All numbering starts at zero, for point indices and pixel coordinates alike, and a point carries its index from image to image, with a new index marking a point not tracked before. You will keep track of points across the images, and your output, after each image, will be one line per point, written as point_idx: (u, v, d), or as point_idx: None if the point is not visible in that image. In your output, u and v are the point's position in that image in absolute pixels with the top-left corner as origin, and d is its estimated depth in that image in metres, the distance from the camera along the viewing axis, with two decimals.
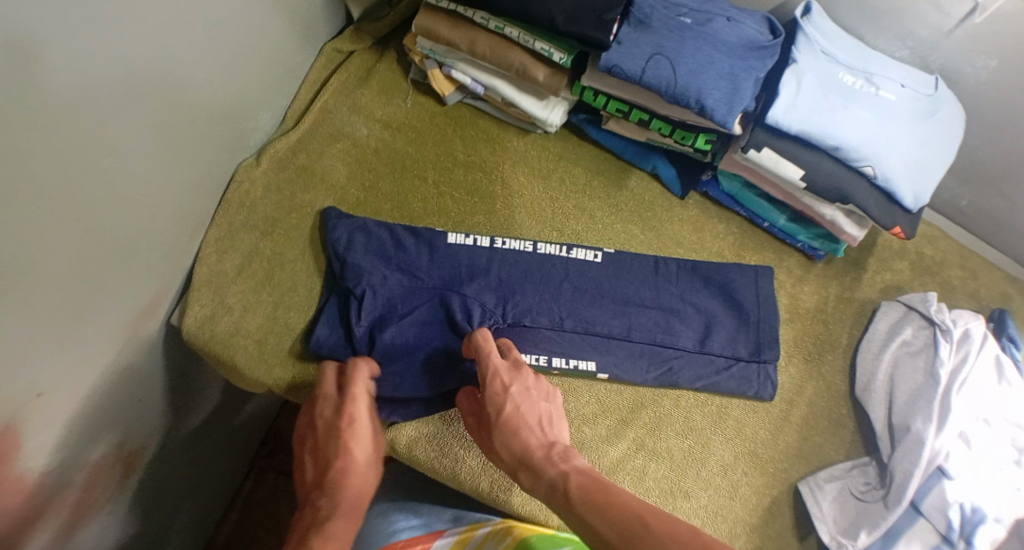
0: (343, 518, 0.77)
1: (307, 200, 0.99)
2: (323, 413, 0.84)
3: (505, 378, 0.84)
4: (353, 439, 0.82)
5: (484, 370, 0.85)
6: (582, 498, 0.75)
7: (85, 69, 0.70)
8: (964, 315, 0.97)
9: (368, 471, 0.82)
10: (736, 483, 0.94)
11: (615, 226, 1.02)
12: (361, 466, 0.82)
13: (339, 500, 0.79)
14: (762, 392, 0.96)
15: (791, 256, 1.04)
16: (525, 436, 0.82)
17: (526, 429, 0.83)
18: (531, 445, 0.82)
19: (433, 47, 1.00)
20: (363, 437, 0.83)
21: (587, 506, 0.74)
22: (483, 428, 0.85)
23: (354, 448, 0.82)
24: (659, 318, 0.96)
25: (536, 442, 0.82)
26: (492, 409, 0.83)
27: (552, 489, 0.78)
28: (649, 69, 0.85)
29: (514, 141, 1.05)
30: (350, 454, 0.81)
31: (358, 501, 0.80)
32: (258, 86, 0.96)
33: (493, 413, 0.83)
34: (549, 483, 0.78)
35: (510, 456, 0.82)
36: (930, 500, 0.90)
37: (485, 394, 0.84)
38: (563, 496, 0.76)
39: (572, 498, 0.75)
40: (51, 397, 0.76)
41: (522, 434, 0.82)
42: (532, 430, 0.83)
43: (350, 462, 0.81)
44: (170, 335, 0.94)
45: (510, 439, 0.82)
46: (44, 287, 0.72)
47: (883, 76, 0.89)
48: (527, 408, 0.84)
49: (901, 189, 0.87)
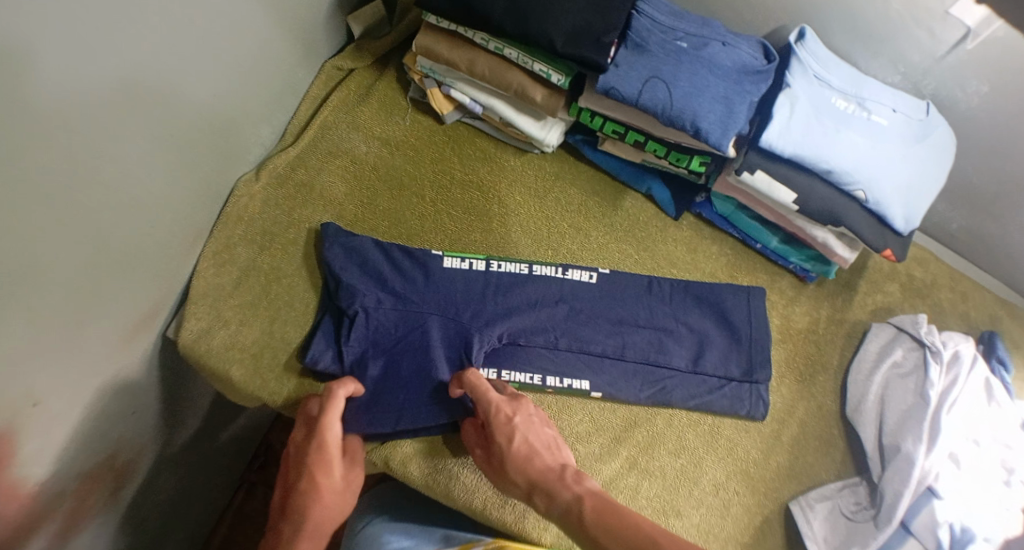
0: (302, 544, 0.79)
1: (305, 216, 0.99)
2: (295, 442, 0.85)
3: (507, 409, 0.85)
4: (320, 463, 0.82)
5: (484, 406, 0.85)
6: (597, 520, 0.75)
7: (89, 78, 0.71)
8: (953, 336, 0.99)
9: (336, 498, 0.82)
10: (728, 502, 0.95)
11: (610, 246, 1.03)
12: (332, 494, 0.82)
13: (300, 527, 0.80)
14: (754, 411, 0.96)
15: (784, 277, 1.06)
16: (537, 461, 0.82)
17: (536, 454, 0.83)
18: (543, 469, 0.82)
19: (433, 67, 1.01)
20: (332, 460, 0.82)
21: (600, 528, 0.75)
22: (492, 455, 0.85)
23: (319, 473, 0.82)
24: (653, 337, 0.96)
25: (547, 465, 0.82)
26: (500, 440, 0.84)
27: (567, 511, 0.78)
28: (646, 92, 0.87)
29: (510, 161, 1.06)
30: (318, 483, 0.81)
31: (321, 527, 0.81)
32: (259, 101, 0.97)
33: (501, 446, 0.83)
34: (564, 505, 0.78)
35: (523, 480, 0.82)
36: (921, 519, 0.91)
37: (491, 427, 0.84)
38: (579, 518, 0.76)
39: (588, 520, 0.76)
40: (47, 406, 0.77)
41: (533, 458, 0.83)
42: (542, 455, 0.83)
43: (315, 488, 0.81)
44: (166, 347, 0.95)
45: (522, 465, 0.82)
46: (42, 296, 0.73)
47: (875, 101, 0.90)
48: (534, 436, 0.85)
49: (892, 212, 0.88)
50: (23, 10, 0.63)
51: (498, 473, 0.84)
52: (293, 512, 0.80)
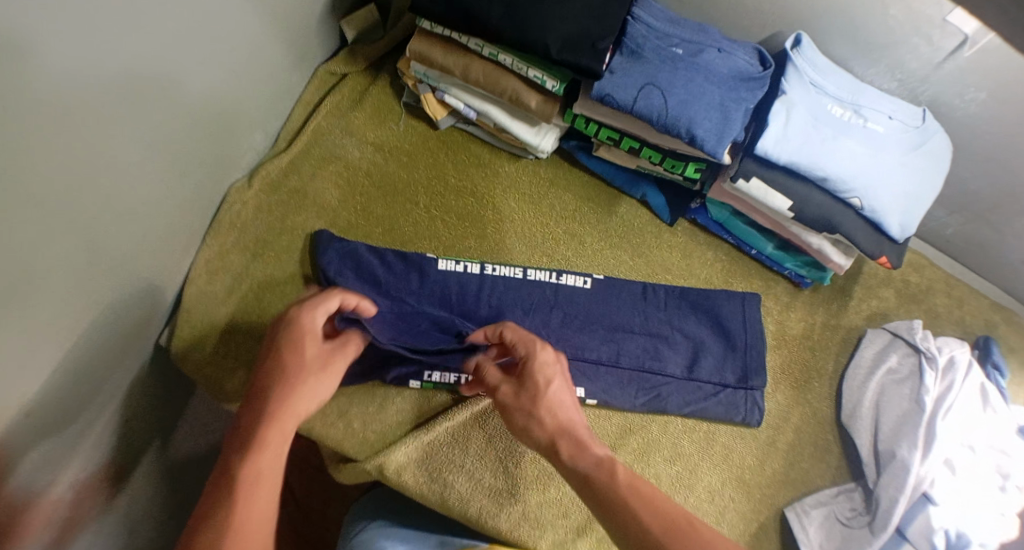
0: (268, 422, 0.69)
1: (298, 222, 0.99)
2: (271, 326, 0.78)
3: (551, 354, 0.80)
4: (291, 339, 0.76)
5: (528, 348, 0.80)
6: (631, 485, 0.69)
7: (84, 86, 0.70)
8: (948, 342, 0.99)
9: (313, 379, 0.75)
10: (723, 509, 0.94)
11: (605, 253, 1.03)
12: (302, 382, 0.74)
13: (267, 404, 0.71)
14: (750, 417, 0.96)
15: (779, 283, 1.06)
16: (568, 411, 0.77)
17: (566, 403, 0.77)
18: (572, 421, 0.76)
19: (427, 72, 1.00)
20: (309, 338, 0.76)
21: (633, 494, 0.68)
22: (522, 392, 0.78)
23: (290, 349, 0.75)
24: (648, 344, 0.96)
25: (576, 419, 0.77)
26: (537, 379, 0.78)
27: (597, 467, 0.72)
28: (641, 99, 0.86)
29: (504, 166, 1.06)
30: (286, 363, 0.74)
31: (293, 406, 0.71)
32: (252, 107, 0.96)
33: (536, 386, 0.78)
34: (594, 461, 0.72)
35: (550, 425, 0.76)
36: (916, 525, 0.90)
37: (531, 367, 0.79)
38: (611, 478, 0.70)
39: (620, 483, 0.70)
40: (41, 415, 0.76)
41: (566, 407, 0.77)
42: (572, 408, 0.77)
43: (284, 365, 0.74)
44: (159, 355, 0.94)
45: (553, 409, 0.76)
46: (38, 305, 0.72)
47: (872, 109, 0.90)
48: (567, 387, 0.79)
49: (888, 219, 0.88)
50: (18, 20, 0.62)
51: (524, 414, 0.77)
52: (254, 400, 0.72)
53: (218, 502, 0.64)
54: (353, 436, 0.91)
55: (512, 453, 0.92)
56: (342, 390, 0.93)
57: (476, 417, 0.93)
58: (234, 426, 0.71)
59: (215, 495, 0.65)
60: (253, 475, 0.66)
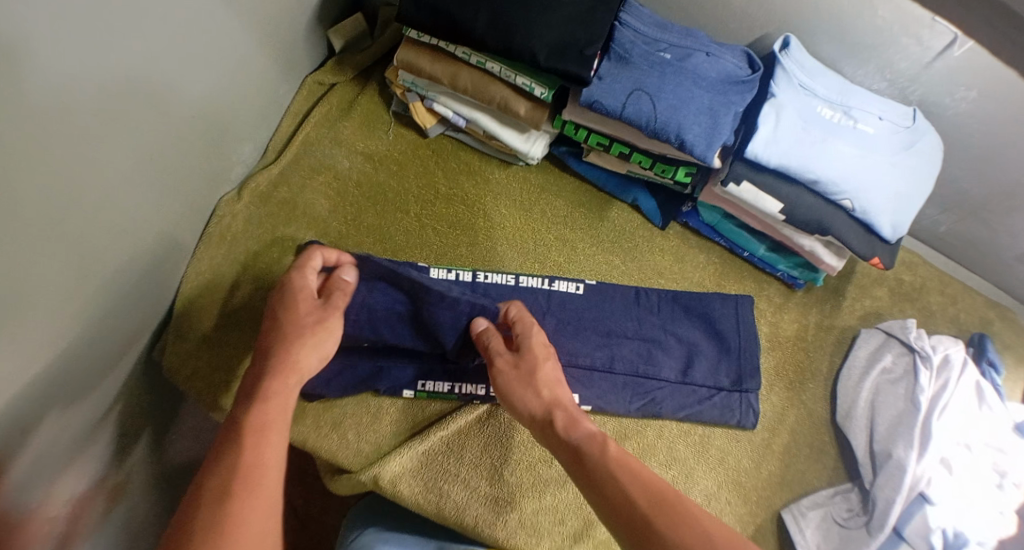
0: (270, 376, 0.71)
1: (289, 233, 0.99)
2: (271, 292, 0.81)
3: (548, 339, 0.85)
4: (289, 300, 0.78)
5: (530, 327, 0.85)
6: (618, 456, 0.70)
7: (69, 106, 0.70)
8: (943, 340, 0.98)
9: (312, 331, 0.75)
10: (720, 512, 0.94)
11: (596, 258, 1.03)
12: (301, 334, 0.75)
13: (270, 359, 0.73)
14: (745, 420, 0.96)
15: (772, 285, 1.05)
16: (562, 389, 0.80)
17: (559, 382, 0.81)
18: (565, 399, 0.79)
19: (415, 81, 1.00)
20: (304, 297, 0.79)
21: (620, 464, 0.70)
22: (520, 365, 0.81)
23: (289, 308, 0.77)
24: (642, 348, 0.96)
25: (568, 398, 0.80)
26: (536, 355, 0.82)
27: (587, 438, 0.73)
28: (630, 105, 0.86)
29: (495, 173, 1.06)
30: (284, 322, 0.76)
31: (293, 358, 0.73)
32: (240, 119, 0.96)
33: (535, 360, 0.81)
34: (584, 432, 0.74)
35: (545, 396, 0.79)
36: (913, 525, 0.91)
37: (533, 344, 0.83)
38: (600, 449, 0.72)
39: (608, 453, 0.71)
40: (37, 436, 0.75)
41: (559, 385, 0.80)
42: (564, 388, 0.81)
43: (285, 322, 0.76)
44: (152, 369, 0.94)
45: (548, 384, 0.80)
46: (30, 325, 0.72)
47: (862, 110, 0.90)
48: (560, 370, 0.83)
49: (879, 221, 0.88)
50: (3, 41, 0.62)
51: (522, 385, 0.80)
52: (259, 358, 0.73)
53: (227, 446, 0.65)
54: (347, 447, 0.91)
55: (507, 461, 0.92)
56: (336, 402, 0.93)
57: (471, 426, 0.93)
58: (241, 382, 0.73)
59: (221, 442, 0.66)
60: (259, 422, 0.67)
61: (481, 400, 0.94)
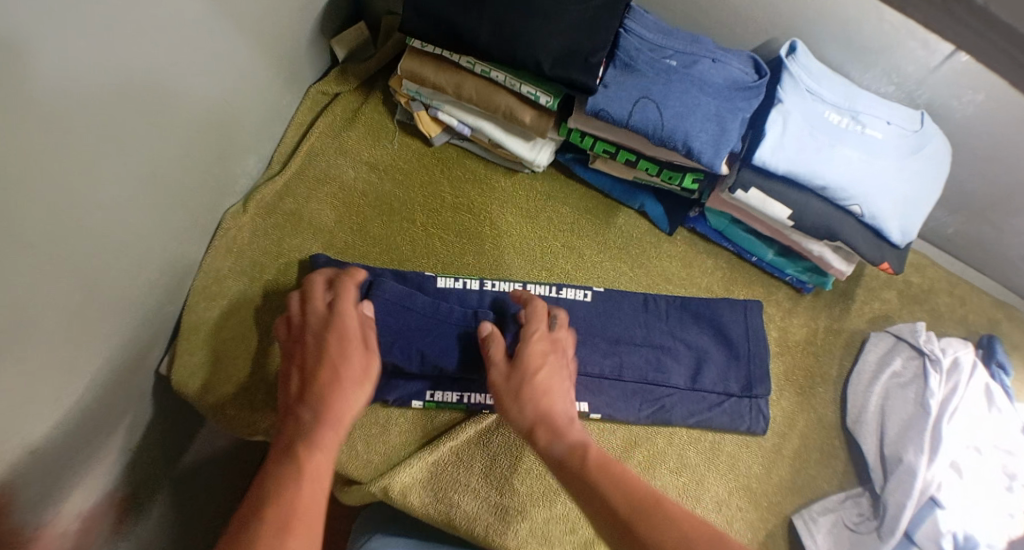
0: (325, 429, 0.71)
1: (295, 245, 0.98)
2: (311, 330, 0.79)
3: (549, 343, 0.82)
4: (342, 349, 0.76)
5: (528, 333, 0.82)
6: (599, 468, 0.70)
7: (71, 126, 0.69)
8: (952, 342, 0.98)
9: (362, 387, 0.75)
10: (731, 518, 0.94)
11: (604, 265, 1.02)
12: (352, 388, 0.75)
13: (322, 411, 0.72)
14: (755, 426, 0.96)
15: (780, 289, 1.05)
16: (555, 401, 0.78)
17: (556, 394, 0.78)
18: (558, 410, 0.77)
19: (419, 90, 1.00)
20: (356, 346, 0.77)
21: (600, 475, 0.69)
22: (511, 376, 0.79)
23: (343, 359, 0.76)
24: (651, 356, 0.95)
25: (563, 409, 0.77)
26: (530, 364, 0.79)
27: (570, 452, 0.73)
28: (636, 114, 0.86)
29: (501, 181, 1.06)
30: (336, 371, 0.75)
31: (344, 412, 0.73)
32: (245, 131, 0.96)
33: (528, 371, 0.79)
34: (568, 445, 0.73)
35: (533, 410, 0.77)
36: (923, 529, 0.90)
37: (527, 352, 0.80)
38: (581, 462, 0.71)
39: (589, 465, 0.70)
40: (44, 453, 0.75)
41: (552, 396, 0.78)
42: (560, 398, 0.78)
43: (338, 373, 0.75)
44: (161, 383, 0.94)
45: (538, 397, 0.77)
46: (38, 344, 0.72)
47: (870, 114, 0.89)
48: (561, 379, 0.80)
49: (888, 226, 0.88)
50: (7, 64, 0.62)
51: (510, 398, 0.78)
52: (310, 406, 0.73)
53: (282, 489, 0.65)
54: (357, 459, 0.91)
55: (517, 470, 0.92)
56: None
57: (480, 436, 0.93)
58: (289, 425, 0.72)
59: (273, 489, 0.64)
60: (314, 472, 0.67)
61: (491, 410, 0.94)
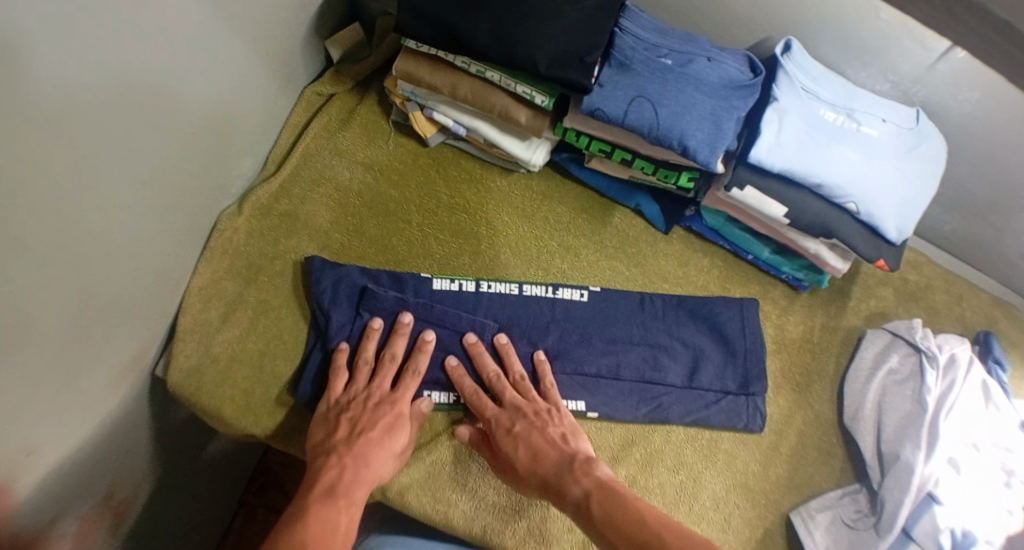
0: (360, 490, 0.80)
1: (290, 246, 0.98)
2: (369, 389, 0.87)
3: (506, 418, 0.87)
4: (401, 420, 0.87)
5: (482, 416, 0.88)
6: (603, 516, 0.77)
7: (67, 130, 0.69)
8: (949, 340, 0.99)
9: (396, 462, 0.85)
10: (729, 516, 0.94)
11: (601, 264, 1.02)
12: (390, 461, 0.84)
13: (365, 466, 0.82)
14: (752, 423, 0.96)
15: (777, 287, 1.05)
16: (542, 460, 0.85)
17: (542, 452, 0.85)
18: (548, 467, 0.84)
19: (414, 91, 0.99)
20: (408, 422, 0.87)
21: (605, 523, 0.77)
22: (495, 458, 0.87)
23: (397, 432, 0.86)
24: (647, 354, 0.95)
25: (554, 460, 0.84)
26: (500, 440, 0.87)
27: (577, 508, 0.80)
28: (632, 113, 0.85)
29: (496, 181, 1.05)
30: (384, 436, 0.85)
31: (376, 476, 0.83)
32: (240, 134, 0.96)
33: (503, 450, 0.86)
34: (573, 503, 0.81)
35: (529, 480, 0.85)
36: (922, 525, 0.90)
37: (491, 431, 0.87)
38: (588, 516, 0.78)
39: (596, 519, 0.78)
40: (41, 456, 0.75)
41: (537, 458, 0.85)
42: (548, 451, 0.85)
43: (389, 441, 0.85)
44: (157, 385, 0.93)
45: (525, 467, 0.85)
46: (35, 347, 0.71)
47: (865, 112, 0.89)
48: (538, 433, 0.86)
49: (885, 223, 0.88)
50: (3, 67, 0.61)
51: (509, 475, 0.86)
52: (356, 455, 0.82)
53: (318, 526, 0.76)
54: None
55: None
56: None
57: None
58: (329, 472, 0.81)
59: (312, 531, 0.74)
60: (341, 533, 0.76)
61: None
